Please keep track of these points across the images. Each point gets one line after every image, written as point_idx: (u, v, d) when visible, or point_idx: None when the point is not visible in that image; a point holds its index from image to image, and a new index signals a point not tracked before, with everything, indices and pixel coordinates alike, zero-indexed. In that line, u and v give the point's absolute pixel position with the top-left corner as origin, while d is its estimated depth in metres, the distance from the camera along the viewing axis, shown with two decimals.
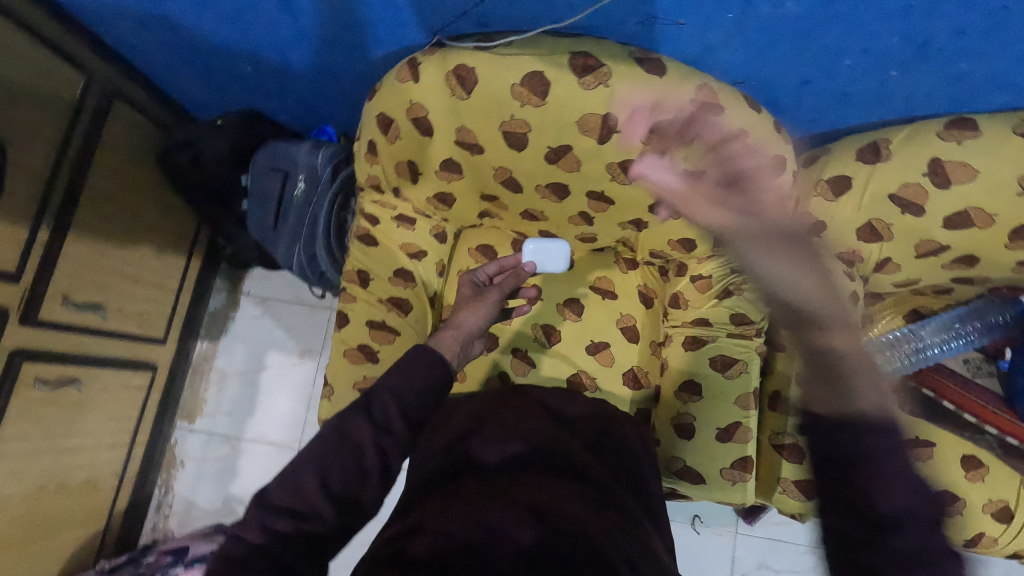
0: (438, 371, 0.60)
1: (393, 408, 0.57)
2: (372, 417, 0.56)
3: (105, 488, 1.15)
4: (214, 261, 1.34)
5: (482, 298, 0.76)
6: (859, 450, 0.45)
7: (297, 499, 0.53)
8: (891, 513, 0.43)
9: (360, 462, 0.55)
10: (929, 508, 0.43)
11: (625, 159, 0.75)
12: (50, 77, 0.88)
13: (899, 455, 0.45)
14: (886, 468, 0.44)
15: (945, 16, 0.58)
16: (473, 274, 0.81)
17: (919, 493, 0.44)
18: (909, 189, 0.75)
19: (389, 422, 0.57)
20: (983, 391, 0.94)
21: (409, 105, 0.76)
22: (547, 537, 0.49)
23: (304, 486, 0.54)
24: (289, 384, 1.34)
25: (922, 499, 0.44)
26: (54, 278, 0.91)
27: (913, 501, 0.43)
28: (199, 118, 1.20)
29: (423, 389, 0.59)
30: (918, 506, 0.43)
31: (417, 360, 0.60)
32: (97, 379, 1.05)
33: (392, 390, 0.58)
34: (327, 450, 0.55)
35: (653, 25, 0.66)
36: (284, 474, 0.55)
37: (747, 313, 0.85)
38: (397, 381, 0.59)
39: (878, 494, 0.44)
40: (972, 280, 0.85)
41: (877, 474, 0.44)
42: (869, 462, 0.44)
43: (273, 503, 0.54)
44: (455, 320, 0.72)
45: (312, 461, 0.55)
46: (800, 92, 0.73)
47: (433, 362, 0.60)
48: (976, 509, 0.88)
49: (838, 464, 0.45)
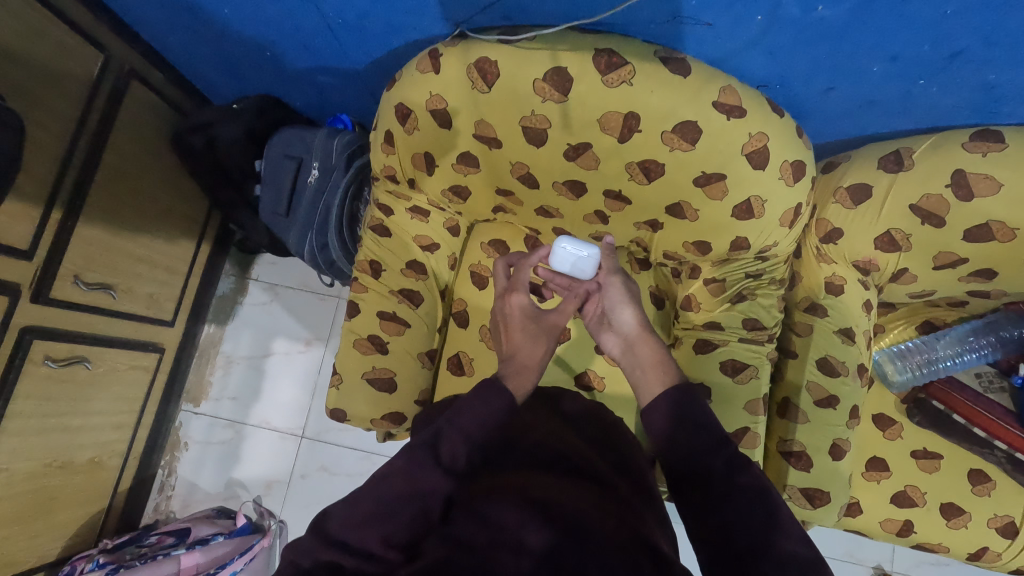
0: (504, 409, 0.60)
1: (457, 444, 0.58)
2: (438, 458, 0.57)
3: (109, 468, 1.15)
4: (225, 246, 1.35)
5: (546, 330, 0.72)
6: (701, 449, 0.57)
7: (354, 533, 0.54)
8: (741, 487, 0.54)
9: (422, 500, 0.56)
10: (762, 482, 0.55)
11: (645, 160, 0.74)
12: (69, 56, 0.88)
13: (726, 447, 0.57)
14: (720, 459, 0.56)
15: (978, 26, 0.57)
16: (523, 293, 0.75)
17: (755, 472, 0.56)
18: (931, 200, 0.74)
19: (454, 461, 0.58)
20: (993, 405, 0.90)
21: (428, 96, 0.75)
22: (559, 541, 0.52)
23: (362, 525, 0.54)
24: (295, 370, 1.35)
25: (755, 475, 0.55)
26: (67, 257, 0.91)
27: (755, 483, 0.55)
28: (215, 101, 1.20)
29: (487, 426, 0.60)
30: (754, 479, 0.55)
31: (486, 400, 0.60)
32: (105, 359, 1.05)
33: (458, 426, 0.59)
34: (391, 492, 0.56)
35: (679, 24, 0.65)
36: (345, 508, 0.56)
37: (760, 319, 0.86)
38: (461, 417, 0.60)
39: (720, 481, 0.55)
40: (989, 294, 0.84)
41: (711, 468, 0.56)
42: (706, 458, 0.57)
43: (332, 537, 0.54)
44: (519, 354, 0.71)
45: (374, 501, 0.55)
46: (824, 98, 0.73)
47: (500, 400, 0.60)
48: (981, 523, 0.91)
49: (691, 464, 0.57)
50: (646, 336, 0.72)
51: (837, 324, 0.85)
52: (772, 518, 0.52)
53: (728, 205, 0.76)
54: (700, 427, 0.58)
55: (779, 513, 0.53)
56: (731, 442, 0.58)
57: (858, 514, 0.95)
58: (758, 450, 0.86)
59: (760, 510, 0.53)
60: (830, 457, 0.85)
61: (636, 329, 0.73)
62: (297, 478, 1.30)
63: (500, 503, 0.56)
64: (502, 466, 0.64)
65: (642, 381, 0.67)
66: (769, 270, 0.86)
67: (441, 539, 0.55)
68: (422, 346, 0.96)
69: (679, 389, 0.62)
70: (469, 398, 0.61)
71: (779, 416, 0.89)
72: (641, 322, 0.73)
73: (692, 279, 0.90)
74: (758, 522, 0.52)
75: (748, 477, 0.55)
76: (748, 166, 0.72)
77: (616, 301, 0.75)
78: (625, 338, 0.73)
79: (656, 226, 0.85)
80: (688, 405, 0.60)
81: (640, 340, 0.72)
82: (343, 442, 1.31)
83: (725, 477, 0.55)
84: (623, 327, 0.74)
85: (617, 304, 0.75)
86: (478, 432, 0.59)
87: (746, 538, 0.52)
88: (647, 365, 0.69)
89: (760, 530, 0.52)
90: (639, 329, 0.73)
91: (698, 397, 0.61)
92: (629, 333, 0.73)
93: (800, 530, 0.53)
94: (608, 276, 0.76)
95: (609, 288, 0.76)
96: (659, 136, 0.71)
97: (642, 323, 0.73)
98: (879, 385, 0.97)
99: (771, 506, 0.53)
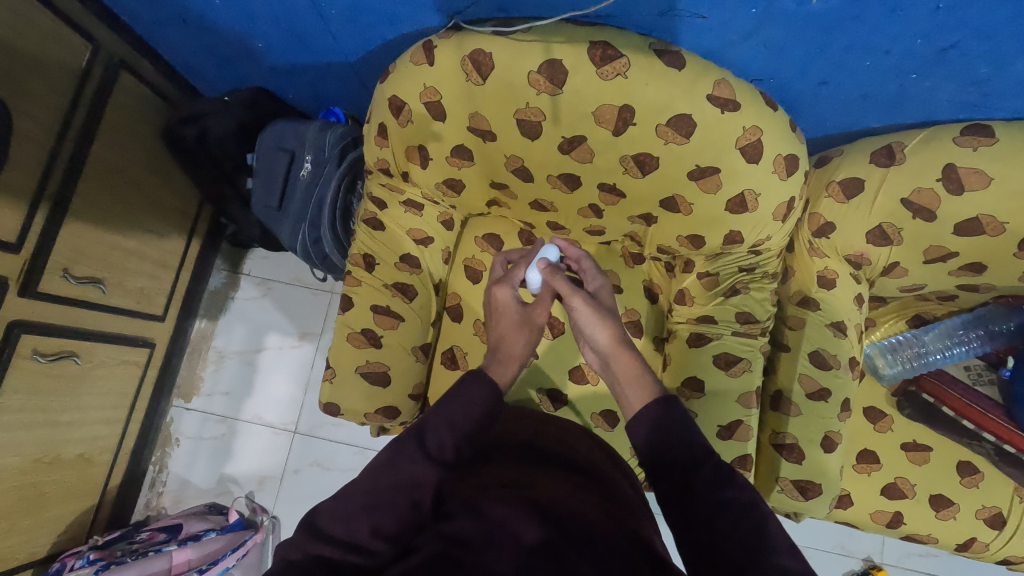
0: (488, 395, 0.63)
1: (443, 435, 0.60)
2: (425, 447, 0.59)
3: (100, 463, 1.14)
4: (216, 240, 1.33)
5: (524, 321, 0.74)
6: (685, 462, 0.57)
7: (344, 527, 0.54)
8: (726, 500, 0.54)
9: (411, 488, 0.56)
10: (748, 495, 0.55)
11: (640, 153, 0.74)
12: (56, 45, 0.86)
13: (710, 458, 0.57)
14: (704, 470, 0.56)
15: (971, 21, 0.57)
16: (513, 284, 0.76)
17: (740, 484, 0.56)
18: (923, 194, 0.74)
19: (440, 451, 0.59)
20: (982, 398, 0.91)
21: (423, 88, 0.75)
22: (550, 536, 0.50)
23: (351, 517, 0.55)
24: (288, 366, 1.34)
25: (741, 488, 0.55)
26: (55, 250, 0.90)
27: (741, 494, 0.55)
28: (206, 94, 1.19)
29: (473, 417, 0.61)
30: (739, 492, 0.55)
31: (469, 391, 0.62)
32: (95, 353, 1.04)
33: (444, 418, 0.61)
34: (379, 482, 0.57)
35: (674, 17, 0.65)
36: (333, 503, 0.56)
37: (753, 312, 0.87)
38: (450, 412, 0.61)
39: (705, 494, 0.55)
40: (978, 288, 0.85)
41: (696, 479, 0.56)
42: (693, 469, 0.57)
43: (320, 531, 0.54)
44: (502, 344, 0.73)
45: (363, 492, 0.56)
46: (817, 92, 0.73)
47: (486, 389, 0.63)
48: (970, 513, 0.93)
49: (679, 473, 0.57)
50: (621, 350, 0.68)
51: (829, 317, 0.85)
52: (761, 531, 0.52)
53: (721, 199, 0.77)
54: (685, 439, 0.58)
55: (766, 527, 0.53)
56: (714, 454, 0.58)
57: (849, 505, 0.96)
58: (752, 443, 0.86)
59: (748, 525, 0.52)
60: (822, 450, 0.86)
61: (610, 344, 0.69)
62: (290, 474, 1.29)
63: (494, 498, 0.54)
64: (497, 463, 0.63)
65: (624, 398, 0.66)
66: (762, 263, 0.86)
67: (434, 536, 0.53)
68: (416, 340, 0.95)
69: (659, 405, 0.61)
70: (453, 393, 0.63)
71: (772, 408, 0.90)
72: (614, 336, 0.69)
73: (685, 273, 0.91)
74: (747, 534, 0.52)
75: (734, 489, 0.55)
76: (742, 159, 0.72)
77: (585, 320, 0.70)
78: (601, 355, 0.70)
79: (651, 220, 0.85)
80: (675, 417, 0.60)
81: (615, 357, 0.68)
82: (336, 438, 1.31)
83: (713, 487, 0.55)
84: (597, 345, 0.70)
85: (588, 322, 0.70)
86: (465, 423, 0.61)
87: (734, 549, 0.51)
88: (625, 381, 0.67)
89: (748, 541, 0.52)
90: (613, 344, 0.69)
91: (680, 409, 0.61)
92: (604, 351, 0.70)
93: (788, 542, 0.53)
94: (573, 293, 0.70)
95: (576, 308, 0.70)
96: (654, 129, 0.71)
97: (615, 336, 0.69)
98: (870, 378, 0.98)
99: (758, 521, 0.53)
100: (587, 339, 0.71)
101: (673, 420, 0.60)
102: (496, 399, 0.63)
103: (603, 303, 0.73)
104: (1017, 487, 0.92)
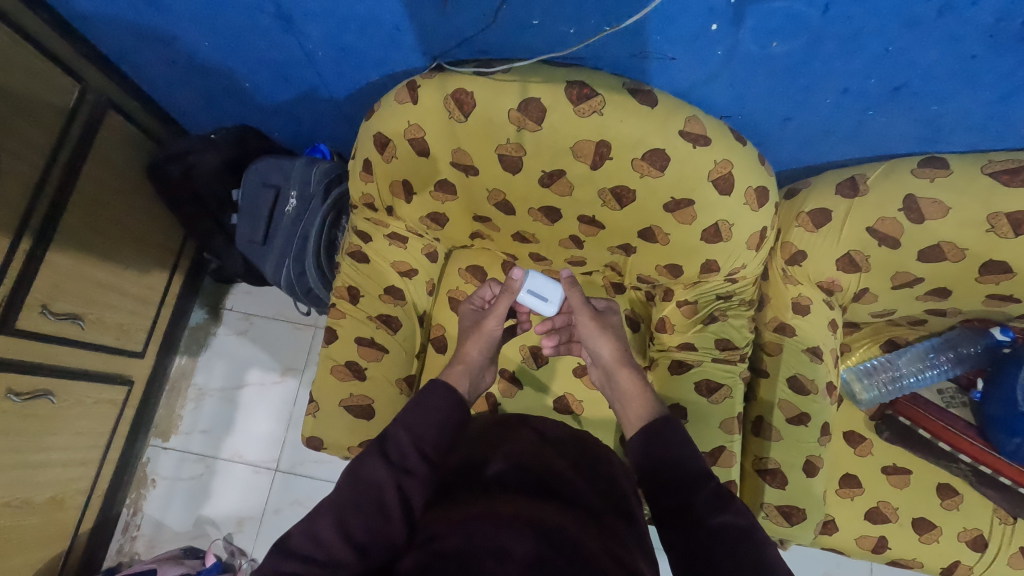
0: (446, 398, 0.65)
1: (407, 447, 0.61)
2: (385, 452, 0.60)
3: (71, 507, 1.10)
4: (199, 274, 1.33)
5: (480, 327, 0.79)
6: (683, 485, 0.58)
7: (319, 548, 0.54)
8: (719, 528, 0.55)
9: (381, 501, 0.57)
10: (745, 519, 0.56)
11: (617, 186, 0.77)
12: (44, 85, 0.88)
13: (709, 482, 0.58)
14: (701, 494, 0.57)
15: (917, 62, 0.61)
16: (471, 301, 0.87)
17: (738, 509, 0.57)
18: (886, 224, 0.78)
19: (404, 460, 0.60)
20: (957, 419, 0.93)
21: (407, 125, 0.77)
22: (544, 551, 0.50)
23: (324, 535, 0.54)
24: (270, 401, 1.32)
25: (738, 512, 0.57)
26: (35, 287, 0.89)
27: (736, 519, 0.56)
28: (191, 130, 1.20)
29: (436, 425, 0.63)
30: (737, 517, 0.56)
31: (429, 399, 0.64)
32: (70, 391, 1.02)
33: (408, 428, 0.62)
34: (347, 497, 0.57)
35: (646, 59, 0.68)
36: (305, 523, 0.56)
37: (732, 338, 0.89)
38: (412, 421, 0.63)
39: (702, 517, 0.56)
40: (945, 312, 0.89)
41: (695, 501, 0.57)
42: (691, 491, 0.58)
43: (292, 551, 0.53)
44: (461, 354, 0.77)
45: (333, 508, 0.56)
46: (782, 127, 0.77)
47: (446, 396, 0.65)
48: (952, 536, 0.94)
49: (675, 496, 0.58)
50: (623, 365, 0.75)
51: (804, 343, 0.88)
52: (758, 559, 0.53)
53: (696, 229, 0.80)
54: (683, 465, 0.60)
55: (764, 550, 0.54)
56: (715, 478, 0.59)
57: (835, 531, 0.97)
58: (735, 469, 0.87)
59: (746, 549, 0.54)
60: (804, 474, 0.87)
61: (613, 360, 0.76)
62: (270, 514, 1.26)
63: (477, 518, 0.55)
64: (465, 489, 0.62)
65: (626, 415, 0.71)
66: (739, 291, 0.89)
67: (419, 556, 0.53)
68: (400, 372, 0.95)
69: (656, 422, 0.64)
70: (413, 402, 0.65)
71: (753, 434, 0.91)
72: (617, 353, 0.76)
73: (665, 302, 0.93)
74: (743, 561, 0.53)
75: (731, 514, 0.56)
76: (715, 192, 0.75)
77: (591, 336, 0.77)
78: (605, 370, 0.76)
79: (630, 250, 0.88)
80: (671, 438, 0.62)
81: (618, 372, 0.75)
82: (319, 475, 1.28)
83: (707, 509, 0.56)
84: (602, 359, 0.77)
85: (592, 338, 0.77)
86: (428, 431, 0.62)
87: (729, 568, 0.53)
88: (627, 398, 0.72)
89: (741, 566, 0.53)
90: (615, 359, 0.76)
91: (678, 428, 0.63)
92: (608, 364, 0.76)
93: (785, 566, 0.54)
94: (576, 308, 0.79)
95: (581, 324, 0.78)
96: (629, 163, 0.74)
97: (617, 352, 0.76)
98: (848, 403, 1.00)
99: (758, 545, 0.54)
100: (596, 353, 0.77)
101: (672, 446, 0.61)
102: (457, 405, 0.65)
103: (604, 319, 0.80)
104: (996, 509, 0.94)
